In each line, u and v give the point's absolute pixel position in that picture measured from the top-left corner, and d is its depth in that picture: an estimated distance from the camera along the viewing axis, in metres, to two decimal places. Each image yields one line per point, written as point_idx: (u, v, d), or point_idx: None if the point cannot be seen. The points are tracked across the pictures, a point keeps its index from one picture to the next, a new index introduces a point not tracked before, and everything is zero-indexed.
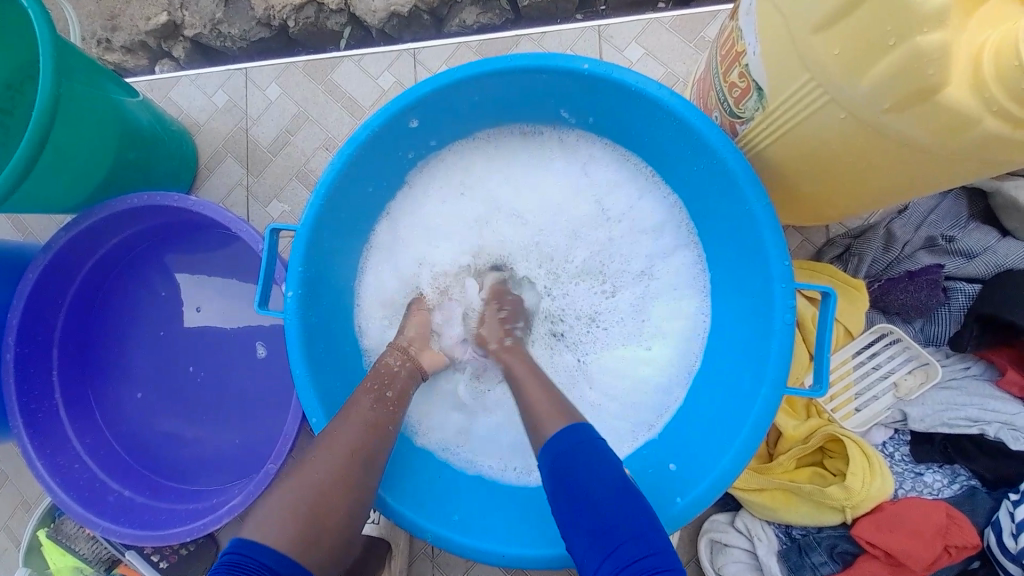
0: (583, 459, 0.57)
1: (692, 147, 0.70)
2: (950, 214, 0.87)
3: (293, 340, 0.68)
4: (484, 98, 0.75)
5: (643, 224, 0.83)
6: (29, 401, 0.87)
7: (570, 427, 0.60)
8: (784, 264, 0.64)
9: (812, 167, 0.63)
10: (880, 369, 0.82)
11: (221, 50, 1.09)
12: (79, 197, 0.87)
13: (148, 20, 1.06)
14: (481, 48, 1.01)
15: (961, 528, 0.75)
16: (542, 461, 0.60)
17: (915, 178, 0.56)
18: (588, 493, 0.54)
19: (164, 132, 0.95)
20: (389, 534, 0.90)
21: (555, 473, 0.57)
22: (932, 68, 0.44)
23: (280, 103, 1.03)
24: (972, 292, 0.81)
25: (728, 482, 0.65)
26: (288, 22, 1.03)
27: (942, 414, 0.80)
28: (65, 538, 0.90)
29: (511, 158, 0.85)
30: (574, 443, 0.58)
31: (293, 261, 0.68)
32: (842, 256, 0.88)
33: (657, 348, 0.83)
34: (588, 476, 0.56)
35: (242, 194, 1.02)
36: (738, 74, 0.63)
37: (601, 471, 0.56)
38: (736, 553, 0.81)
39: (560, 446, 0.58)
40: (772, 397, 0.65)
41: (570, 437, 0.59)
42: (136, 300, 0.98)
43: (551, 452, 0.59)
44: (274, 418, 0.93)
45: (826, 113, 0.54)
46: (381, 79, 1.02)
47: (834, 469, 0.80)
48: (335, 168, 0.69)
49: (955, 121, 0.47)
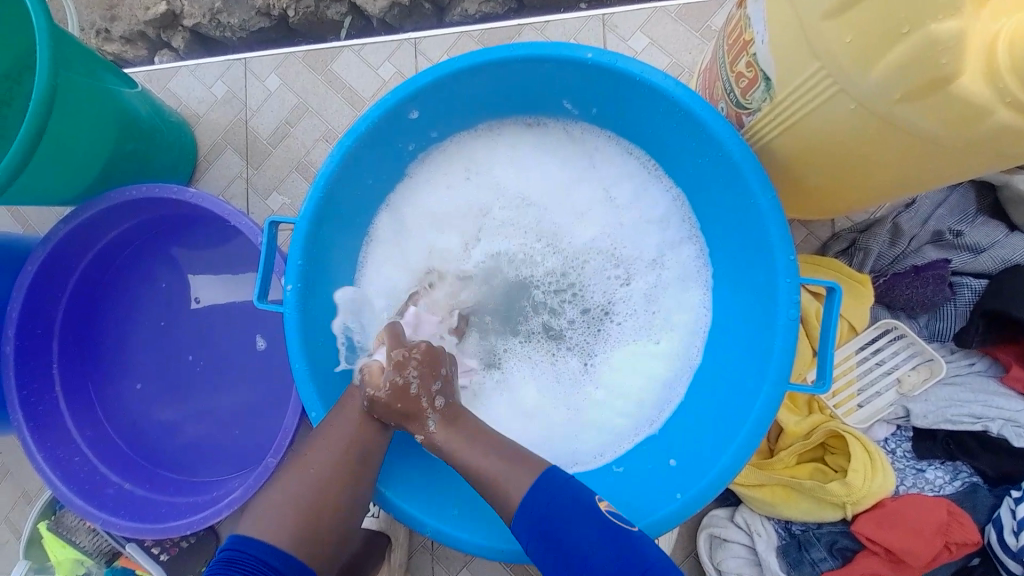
0: (560, 515, 0.57)
1: (697, 138, 0.68)
2: (958, 207, 0.85)
3: (293, 332, 0.67)
4: (486, 89, 0.74)
5: (647, 216, 0.82)
6: (27, 394, 0.87)
7: (537, 481, 0.60)
8: (790, 259, 0.63)
9: (820, 159, 0.62)
10: (884, 365, 0.81)
11: (220, 40, 1.08)
12: (79, 188, 0.87)
13: (148, 9, 1.05)
14: (483, 38, 1.00)
15: (962, 525, 0.74)
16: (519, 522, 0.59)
17: (927, 171, 0.55)
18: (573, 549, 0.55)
19: (162, 123, 0.94)
20: (389, 527, 0.90)
21: (536, 534, 0.57)
22: (946, 56, 0.43)
23: (279, 94, 1.02)
24: (978, 286, 0.81)
25: (730, 477, 0.64)
26: (288, 11, 1.03)
27: (946, 411, 0.79)
28: (65, 531, 0.91)
29: (513, 149, 0.84)
30: (547, 499, 0.58)
31: (291, 254, 0.68)
32: (847, 251, 0.87)
33: (666, 341, 0.82)
34: (568, 533, 0.56)
35: (242, 186, 1.01)
36: (745, 64, 0.62)
37: (580, 518, 0.57)
38: (735, 548, 0.81)
39: (534, 504, 0.58)
40: (776, 392, 0.64)
41: (538, 492, 0.59)
42: (135, 294, 0.98)
43: (526, 518, 0.58)
44: (274, 412, 0.93)
45: (836, 104, 0.53)
46: (381, 69, 1.01)
47: (835, 466, 0.79)
48: (335, 159, 0.68)
49: (968, 112, 0.46)
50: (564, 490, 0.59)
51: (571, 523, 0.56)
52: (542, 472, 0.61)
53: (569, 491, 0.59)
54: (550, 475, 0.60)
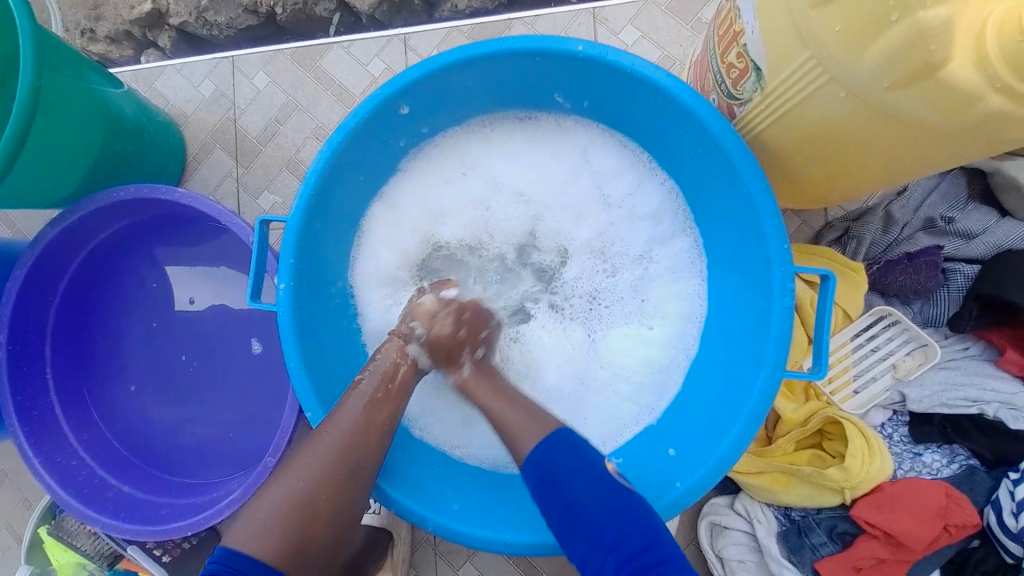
0: (563, 468, 0.59)
1: (689, 130, 0.69)
2: (949, 195, 0.86)
3: (288, 333, 0.67)
4: (476, 83, 0.73)
5: (641, 209, 0.82)
6: (22, 397, 0.86)
7: (548, 435, 0.62)
8: (783, 248, 0.64)
9: (812, 148, 0.62)
10: (879, 352, 0.82)
11: (207, 39, 1.07)
12: (67, 188, 0.85)
13: (133, 8, 1.04)
14: (473, 32, 0.99)
15: (960, 506, 0.75)
16: (525, 471, 0.62)
17: (918, 158, 0.55)
18: (572, 498, 0.57)
19: (149, 122, 0.93)
20: (390, 524, 0.90)
21: (541, 482, 0.59)
22: (935, 43, 0.43)
23: (268, 92, 1.01)
24: (971, 272, 0.82)
25: (728, 466, 0.65)
26: (276, 9, 1.02)
27: (941, 395, 0.80)
28: (67, 535, 0.90)
29: (506, 144, 0.83)
30: (555, 453, 0.60)
31: (285, 252, 0.67)
32: (841, 239, 0.88)
33: (659, 329, 0.82)
34: (572, 484, 0.58)
35: (233, 185, 1.00)
36: (735, 55, 0.62)
37: (584, 473, 0.58)
38: (736, 535, 0.82)
39: (542, 455, 0.60)
40: (771, 381, 0.64)
41: (547, 446, 0.61)
42: (128, 295, 0.97)
43: (535, 463, 0.61)
44: (273, 410, 0.92)
45: (827, 93, 0.53)
46: (371, 65, 1.00)
47: (833, 451, 0.80)
48: (326, 157, 0.68)
49: (957, 97, 0.46)
50: (573, 449, 0.61)
51: (574, 476, 0.58)
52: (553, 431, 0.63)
53: (576, 449, 0.61)
54: (558, 434, 0.62)
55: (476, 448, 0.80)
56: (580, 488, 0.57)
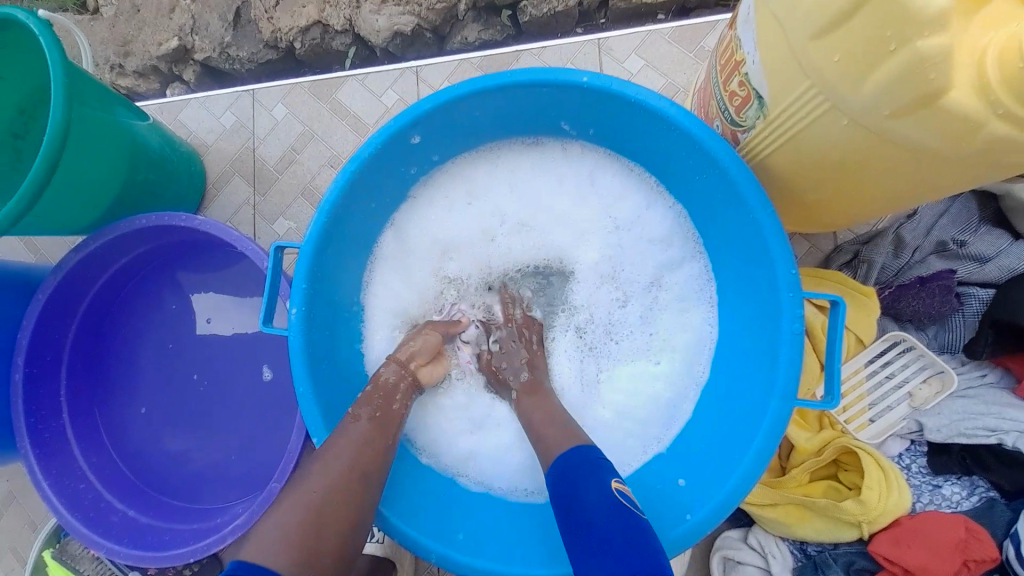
0: (576, 477, 0.59)
1: (693, 156, 0.70)
2: (961, 218, 0.85)
3: (299, 355, 0.68)
4: (485, 113, 0.76)
5: (649, 234, 0.83)
6: (36, 419, 0.87)
7: (573, 449, 0.64)
8: (790, 273, 0.63)
9: (816, 174, 0.62)
10: (894, 378, 0.80)
11: (230, 72, 1.12)
12: (89, 218, 0.89)
13: (161, 45, 1.10)
14: (482, 63, 1.03)
15: (981, 541, 0.72)
16: (550, 475, 0.63)
17: (921, 183, 0.56)
18: (577, 506, 0.57)
19: (172, 152, 0.97)
20: (393, 554, 0.88)
21: (558, 489, 0.61)
22: (935, 71, 0.44)
23: (286, 122, 1.05)
24: (985, 297, 0.80)
25: (740, 497, 0.63)
26: (295, 43, 1.07)
27: (960, 424, 0.77)
28: (70, 559, 0.90)
29: (515, 170, 0.85)
30: (570, 464, 0.61)
31: (297, 277, 0.69)
32: (851, 263, 0.87)
33: (674, 352, 0.82)
34: (579, 494, 0.58)
35: (250, 212, 1.04)
36: (738, 83, 0.63)
37: (591, 486, 0.58)
38: (749, 571, 0.79)
39: (564, 462, 0.62)
40: (784, 407, 0.63)
41: (569, 458, 0.62)
42: (145, 319, 0.99)
43: (558, 470, 0.62)
44: (278, 435, 0.93)
45: (830, 121, 0.54)
46: (384, 96, 1.04)
47: (849, 483, 0.78)
48: (340, 185, 0.70)
49: (962, 123, 0.46)
50: (589, 464, 0.61)
51: (582, 487, 0.58)
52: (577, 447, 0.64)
53: (592, 462, 0.61)
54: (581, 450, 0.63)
55: (483, 472, 0.79)
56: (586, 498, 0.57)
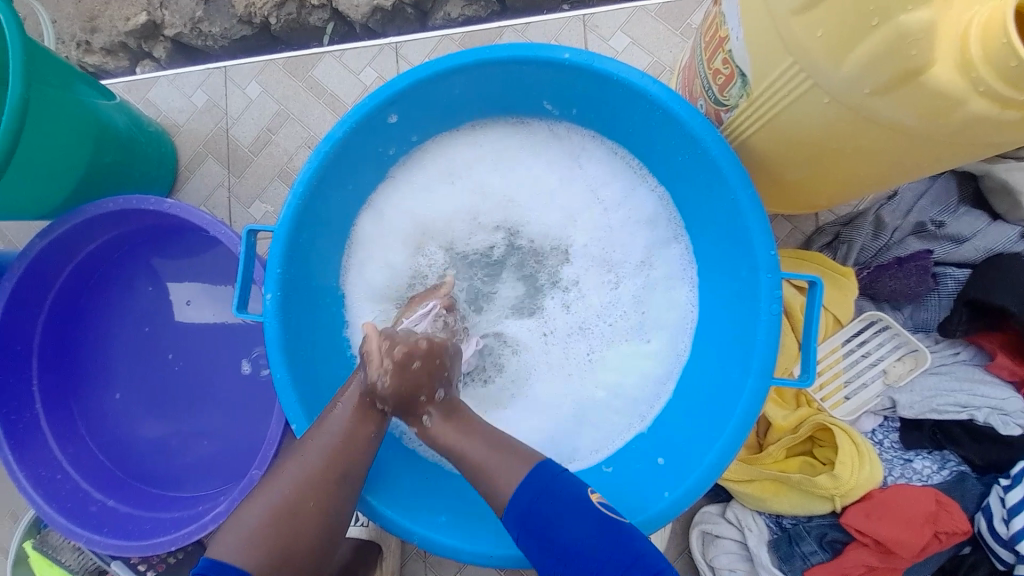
0: (550, 507, 0.58)
1: (676, 136, 0.69)
2: (940, 198, 0.85)
3: (276, 340, 0.67)
4: (465, 91, 0.74)
5: (632, 217, 0.82)
6: (4, 411, 0.86)
7: (527, 476, 0.60)
8: (770, 253, 0.64)
9: (796, 155, 0.62)
10: (870, 357, 0.81)
11: (202, 49, 1.08)
12: (54, 201, 0.86)
13: (128, 20, 1.05)
14: (464, 40, 0.99)
15: (951, 514, 0.75)
16: (508, 514, 0.59)
17: (896, 165, 0.56)
18: (555, 530, 0.57)
19: (141, 134, 0.93)
20: (378, 537, 0.89)
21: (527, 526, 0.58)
22: (915, 48, 0.43)
23: (260, 101, 1.01)
24: (961, 277, 0.81)
25: (717, 473, 0.64)
26: (270, 19, 1.03)
27: (932, 401, 0.79)
28: (51, 549, 0.90)
29: (497, 150, 0.83)
30: (532, 497, 0.59)
31: (273, 262, 0.67)
32: (832, 244, 0.88)
33: (654, 336, 0.82)
34: (561, 526, 0.57)
35: (225, 195, 1.01)
36: (721, 61, 0.62)
37: (569, 507, 0.58)
38: (726, 544, 0.81)
39: (521, 500, 0.59)
40: (761, 385, 0.64)
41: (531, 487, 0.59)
42: (118, 305, 0.97)
43: (519, 509, 0.59)
44: (259, 423, 0.92)
45: (810, 98, 0.53)
46: (362, 74, 1.00)
47: (824, 458, 0.80)
48: (315, 166, 0.68)
49: (941, 102, 0.46)
50: (554, 486, 0.60)
51: (561, 516, 0.57)
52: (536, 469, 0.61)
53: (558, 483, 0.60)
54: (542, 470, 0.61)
55: None
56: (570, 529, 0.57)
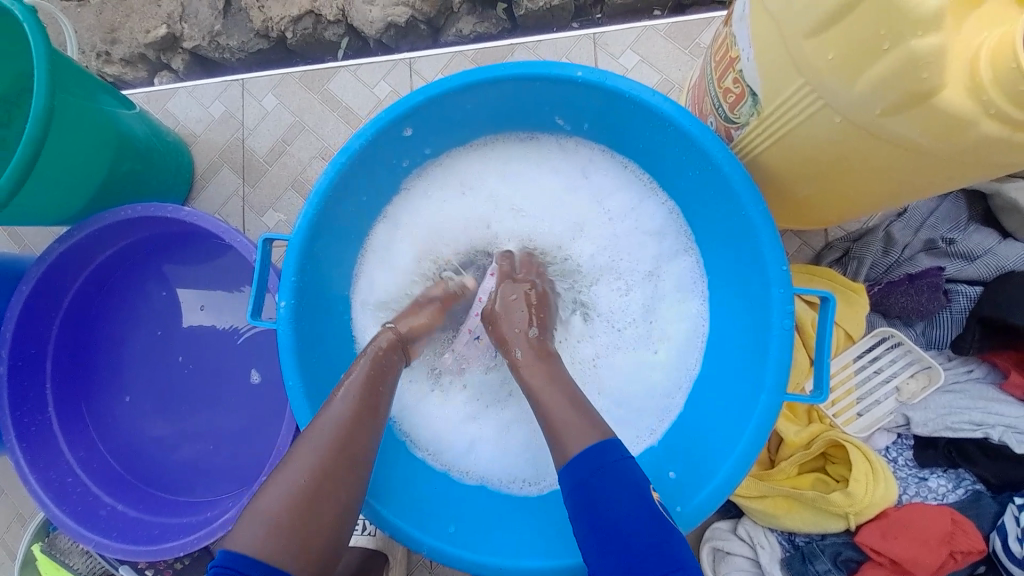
0: (611, 481, 0.55)
1: (686, 152, 0.70)
2: (949, 216, 0.86)
3: (288, 349, 0.67)
4: (479, 106, 0.75)
5: (641, 230, 0.83)
6: (21, 412, 0.86)
7: (600, 445, 0.58)
8: (782, 269, 0.64)
9: (806, 172, 0.63)
10: (882, 373, 0.81)
11: (219, 62, 1.10)
12: (73, 208, 0.87)
13: (148, 32, 1.07)
14: (476, 56, 1.02)
15: (966, 533, 0.74)
16: (564, 474, 0.58)
17: (909, 183, 0.57)
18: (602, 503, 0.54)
19: (160, 144, 0.95)
20: (387, 545, 0.89)
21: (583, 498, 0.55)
22: (927, 70, 0.44)
23: (276, 113, 1.03)
24: (974, 294, 0.81)
25: (730, 490, 0.64)
26: (287, 33, 1.05)
27: (945, 419, 0.79)
28: (59, 553, 0.89)
29: (509, 164, 0.85)
30: (596, 466, 0.56)
31: (286, 271, 0.68)
32: (841, 259, 0.88)
33: (664, 349, 0.82)
34: (615, 505, 0.53)
35: (239, 204, 1.02)
36: (732, 80, 0.64)
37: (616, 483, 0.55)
38: (738, 561, 0.80)
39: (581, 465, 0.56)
40: (773, 401, 0.64)
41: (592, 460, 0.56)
42: (131, 310, 0.97)
43: (580, 474, 0.56)
44: (268, 430, 0.92)
45: (821, 118, 0.54)
46: (376, 88, 1.03)
47: (836, 476, 0.79)
48: (331, 177, 0.69)
49: (952, 124, 0.47)
50: (620, 468, 0.56)
51: (617, 496, 0.54)
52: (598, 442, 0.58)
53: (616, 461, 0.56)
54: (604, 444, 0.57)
55: (482, 466, 0.79)
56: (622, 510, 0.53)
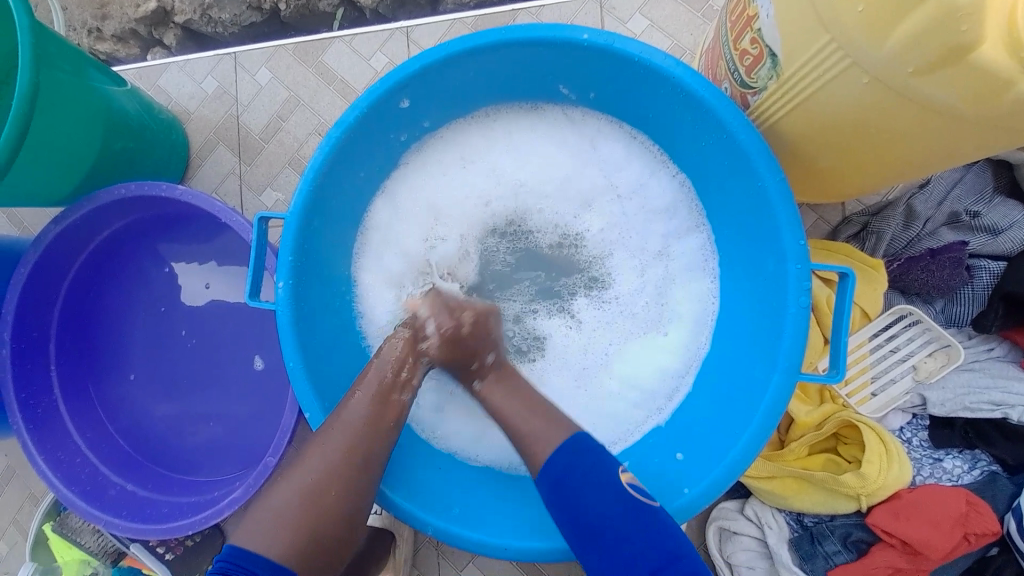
0: (578, 475, 0.57)
1: (698, 120, 0.66)
2: (975, 188, 0.82)
3: (287, 330, 0.66)
4: (480, 75, 0.72)
5: (650, 206, 0.80)
6: (27, 395, 0.87)
7: (566, 441, 0.60)
8: (799, 243, 0.61)
9: (826, 139, 0.59)
10: (898, 352, 0.78)
11: (212, 36, 1.06)
12: (65, 188, 0.85)
13: (138, 6, 1.04)
14: (477, 23, 0.96)
15: (981, 514, 0.72)
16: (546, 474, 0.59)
17: (941, 149, 0.53)
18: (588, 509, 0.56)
19: (152, 120, 0.92)
20: (392, 525, 0.90)
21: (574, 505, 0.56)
22: (966, 23, 0.40)
23: (270, 88, 1.00)
24: (997, 269, 0.78)
25: (739, 473, 0.63)
26: (280, 4, 1.01)
27: (963, 399, 0.76)
28: (70, 532, 0.91)
29: (513, 136, 0.81)
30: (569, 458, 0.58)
31: (283, 250, 0.66)
32: (859, 235, 0.84)
33: (672, 326, 0.80)
34: (584, 499, 0.56)
35: (236, 183, 1.00)
36: (749, 40, 0.59)
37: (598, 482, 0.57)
38: (746, 541, 0.79)
39: (563, 466, 0.58)
40: (786, 381, 0.62)
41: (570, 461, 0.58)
42: (131, 292, 0.97)
43: (547, 477, 0.59)
44: (272, 409, 0.92)
45: (847, 78, 0.50)
46: (373, 59, 0.98)
47: (849, 457, 0.77)
48: (325, 152, 0.66)
49: (990, 84, 0.43)
50: (586, 469, 0.58)
51: (587, 487, 0.56)
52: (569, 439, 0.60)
53: (590, 460, 0.58)
54: (576, 441, 0.60)
55: (492, 448, 0.78)
56: (597, 504, 0.55)
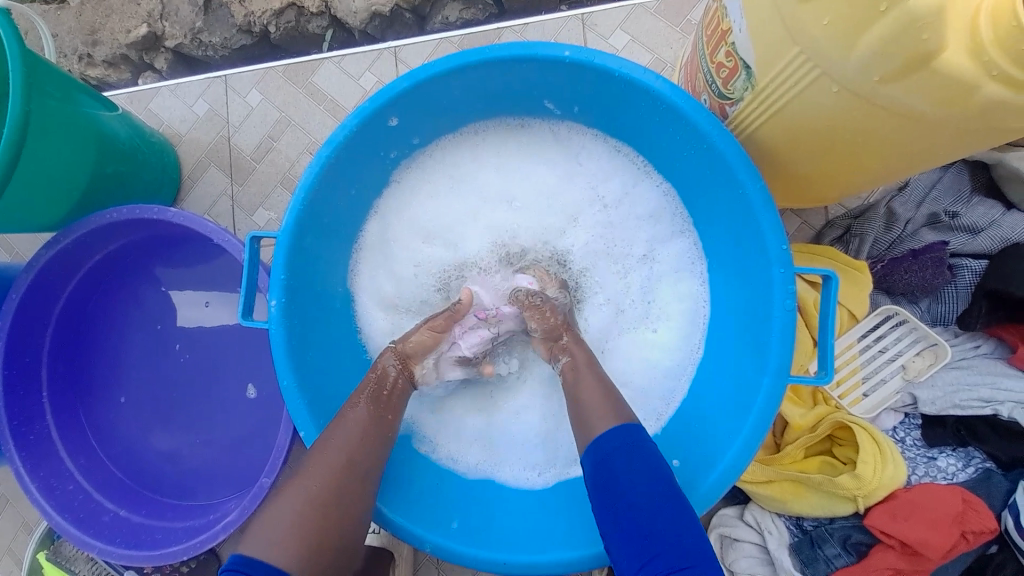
0: (623, 462, 0.55)
1: (679, 131, 0.68)
2: (952, 188, 0.84)
3: (280, 350, 0.66)
4: (466, 92, 0.73)
5: (636, 214, 0.81)
6: (18, 423, 0.85)
7: (620, 428, 0.59)
8: (782, 248, 0.62)
9: (805, 147, 0.61)
10: (887, 353, 0.80)
11: (203, 60, 1.08)
12: (57, 214, 0.85)
13: (129, 32, 1.05)
14: (463, 42, 0.99)
15: (979, 512, 0.72)
16: (586, 457, 0.59)
17: (916, 152, 0.54)
18: (623, 497, 0.53)
19: (144, 144, 0.93)
20: (390, 543, 0.88)
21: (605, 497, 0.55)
22: (928, 32, 0.42)
23: (261, 109, 1.01)
24: (978, 268, 0.79)
25: (734, 478, 0.63)
26: (269, 27, 1.03)
27: (953, 397, 0.77)
28: (64, 560, 0.90)
29: (501, 151, 0.82)
30: (617, 447, 0.57)
31: (274, 270, 0.66)
32: (843, 238, 0.86)
33: (665, 333, 0.80)
34: (620, 476, 0.55)
35: (227, 204, 1.00)
36: (724, 53, 0.61)
37: (638, 473, 0.54)
38: (747, 548, 0.79)
39: (603, 447, 0.57)
40: (777, 384, 0.62)
41: (611, 448, 0.57)
42: (123, 316, 0.96)
43: (596, 451, 0.58)
44: (265, 431, 0.91)
45: (818, 88, 0.52)
46: (362, 79, 1.00)
47: (844, 458, 0.78)
48: (316, 171, 0.67)
49: (955, 88, 0.45)
50: (631, 449, 0.56)
51: (631, 474, 0.54)
52: (619, 426, 0.59)
53: (638, 451, 0.56)
54: (627, 430, 0.58)
55: (492, 459, 0.78)
56: (632, 483, 0.54)
